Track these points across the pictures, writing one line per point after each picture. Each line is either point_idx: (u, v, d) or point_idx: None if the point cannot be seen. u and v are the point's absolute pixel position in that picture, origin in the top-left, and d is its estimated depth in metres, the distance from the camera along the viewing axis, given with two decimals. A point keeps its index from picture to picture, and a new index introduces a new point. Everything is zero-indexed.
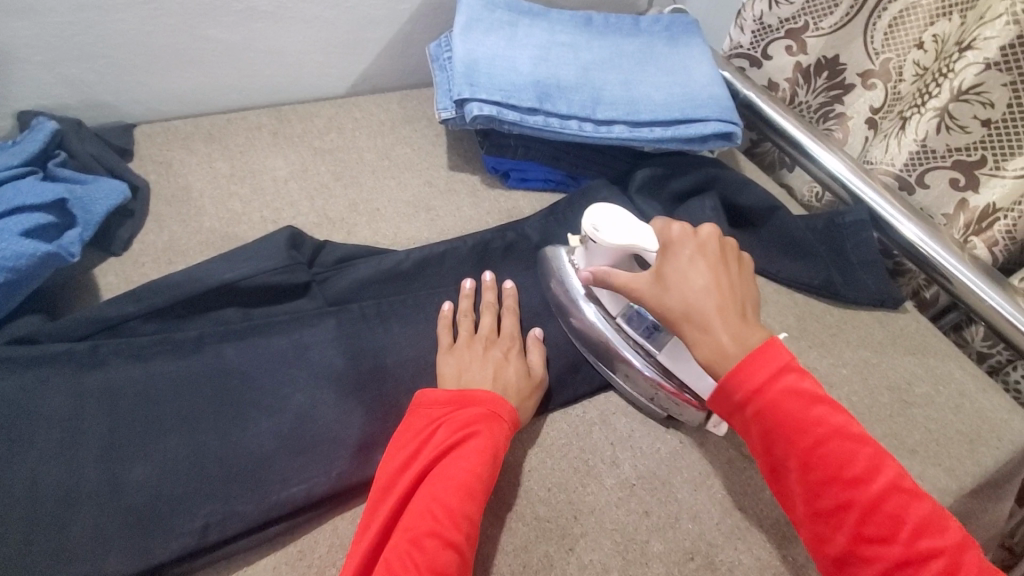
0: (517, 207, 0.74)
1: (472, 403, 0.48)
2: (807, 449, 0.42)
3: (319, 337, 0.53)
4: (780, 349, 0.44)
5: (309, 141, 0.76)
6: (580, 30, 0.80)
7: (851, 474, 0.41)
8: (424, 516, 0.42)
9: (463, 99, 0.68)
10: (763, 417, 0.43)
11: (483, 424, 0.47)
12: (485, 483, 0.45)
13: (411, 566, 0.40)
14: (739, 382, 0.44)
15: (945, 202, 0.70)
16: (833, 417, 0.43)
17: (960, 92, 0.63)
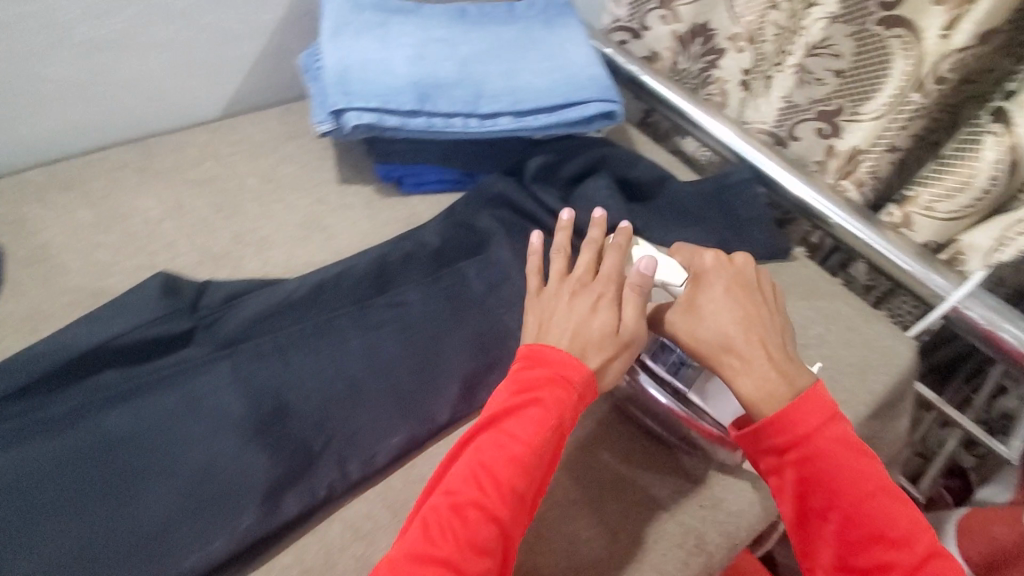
0: (415, 214, 0.72)
1: (545, 366, 0.49)
2: (852, 503, 0.46)
3: (215, 383, 0.51)
4: (826, 400, 0.48)
5: (182, 173, 0.71)
6: (455, 23, 0.78)
7: (893, 536, 0.45)
8: (469, 482, 0.45)
9: (339, 109, 0.66)
10: (808, 464, 0.47)
11: (547, 393, 0.48)
12: (550, 451, 0.47)
13: (450, 531, 0.43)
14: (789, 429, 0.47)
15: (816, 150, 0.75)
16: (877, 476, 0.47)
17: (812, 47, 0.68)
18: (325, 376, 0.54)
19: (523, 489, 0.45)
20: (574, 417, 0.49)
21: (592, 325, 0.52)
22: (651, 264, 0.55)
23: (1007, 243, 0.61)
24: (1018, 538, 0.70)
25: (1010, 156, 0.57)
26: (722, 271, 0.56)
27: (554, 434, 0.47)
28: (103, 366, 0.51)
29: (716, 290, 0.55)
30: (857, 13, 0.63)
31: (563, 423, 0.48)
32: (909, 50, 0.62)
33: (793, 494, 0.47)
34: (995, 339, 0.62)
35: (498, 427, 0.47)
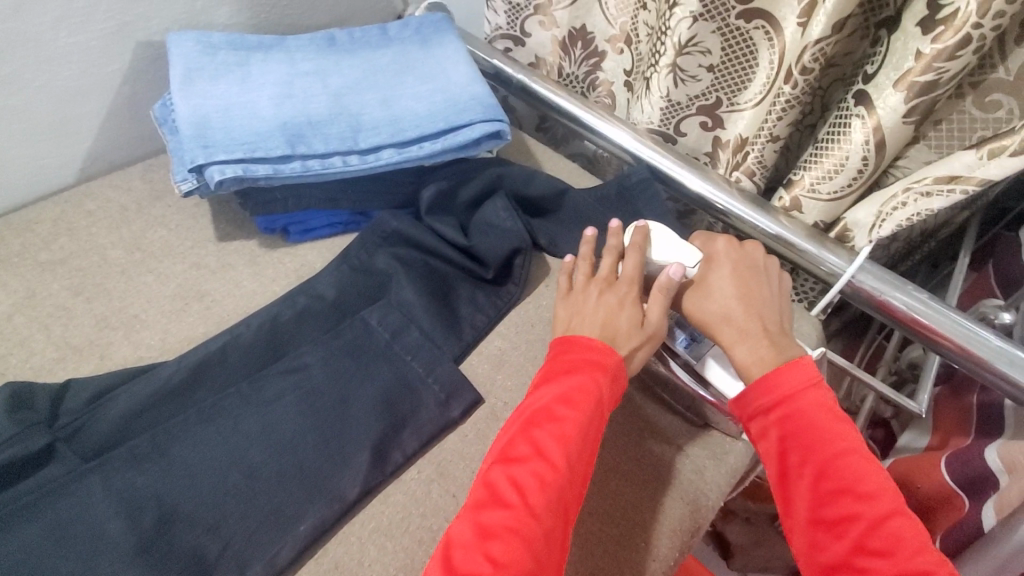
0: (307, 263, 0.67)
1: (579, 350, 0.52)
2: (826, 457, 0.47)
3: (81, 506, 0.46)
4: (809, 368, 0.51)
5: (32, 256, 0.63)
6: (324, 53, 0.74)
7: (862, 488, 0.45)
8: (527, 449, 0.46)
9: (199, 165, 0.60)
10: (788, 420, 0.49)
11: (588, 370, 0.50)
12: (597, 425, 0.48)
13: (513, 493, 0.44)
14: (770, 390, 0.50)
15: (703, 141, 0.78)
16: (854, 437, 0.48)
17: (682, 46, 0.68)
18: (212, 464, 0.49)
19: (577, 461, 0.46)
20: (610, 401, 0.50)
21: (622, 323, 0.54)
22: (682, 270, 0.55)
23: (887, 217, 0.64)
24: (936, 488, 0.73)
25: (877, 138, 0.60)
26: (728, 253, 0.59)
27: (600, 408, 0.49)
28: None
29: (726, 273, 0.57)
30: (718, 9, 0.65)
31: (606, 399, 0.50)
32: (772, 41, 0.64)
33: (775, 450, 0.49)
34: (887, 307, 0.65)
35: (542, 408, 0.49)
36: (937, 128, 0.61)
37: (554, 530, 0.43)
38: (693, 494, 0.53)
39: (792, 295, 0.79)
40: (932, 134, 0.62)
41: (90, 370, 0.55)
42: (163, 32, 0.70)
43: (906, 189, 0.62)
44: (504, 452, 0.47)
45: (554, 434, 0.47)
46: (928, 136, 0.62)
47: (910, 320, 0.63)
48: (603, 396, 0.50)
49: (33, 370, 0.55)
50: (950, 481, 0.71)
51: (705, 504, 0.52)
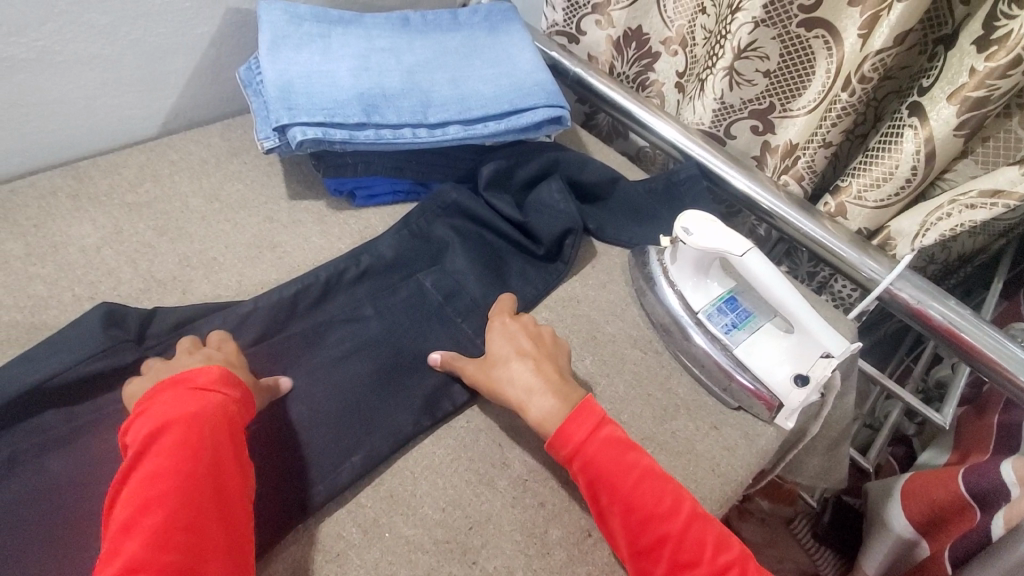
0: (370, 227, 0.71)
1: (170, 390, 0.47)
2: (627, 492, 0.48)
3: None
4: (594, 408, 0.51)
5: (120, 196, 0.68)
6: (398, 32, 0.78)
7: (662, 509, 0.47)
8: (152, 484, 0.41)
9: (283, 125, 0.64)
10: (589, 467, 0.49)
11: (173, 407, 0.45)
12: (227, 440, 0.45)
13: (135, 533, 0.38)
14: (565, 439, 0.50)
15: (752, 146, 0.80)
16: (644, 460, 0.50)
17: (740, 50, 0.72)
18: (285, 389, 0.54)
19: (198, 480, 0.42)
20: (220, 419, 0.46)
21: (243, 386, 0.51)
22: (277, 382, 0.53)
23: (929, 228, 0.66)
24: (951, 495, 0.74)
25: (928, 148, 0.62)
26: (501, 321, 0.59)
27: (218, 429, 0.45)
28: (46, 413, 0.50)
29: (501, 334, 0.57)
30: (780, 16, 0.67)
31: (231, 409, 0.47)
32: (831, 50, 0.67)
33: (585, 494, 0.49)
34: (924, 316, 0.66)
35: (156, 453, 0.42)
36: (984, 145, 0.63)
37: (220, 558, 0.40)
38: (724, 468, 0.55)
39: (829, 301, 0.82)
40: (979, 150, 0.64)
41: (170, 303, 0.60)
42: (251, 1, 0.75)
43: (951, 201, 0.64)
44: (128, 518, 0.39)
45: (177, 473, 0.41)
46: (975, 152, 0.64)
47: (946, 330, 0.65)
48: (226, 409, 0.47)
49: (122, 297, 0.60)
50: (962, 490, 0.73)
51: (734, 479, 0.55)
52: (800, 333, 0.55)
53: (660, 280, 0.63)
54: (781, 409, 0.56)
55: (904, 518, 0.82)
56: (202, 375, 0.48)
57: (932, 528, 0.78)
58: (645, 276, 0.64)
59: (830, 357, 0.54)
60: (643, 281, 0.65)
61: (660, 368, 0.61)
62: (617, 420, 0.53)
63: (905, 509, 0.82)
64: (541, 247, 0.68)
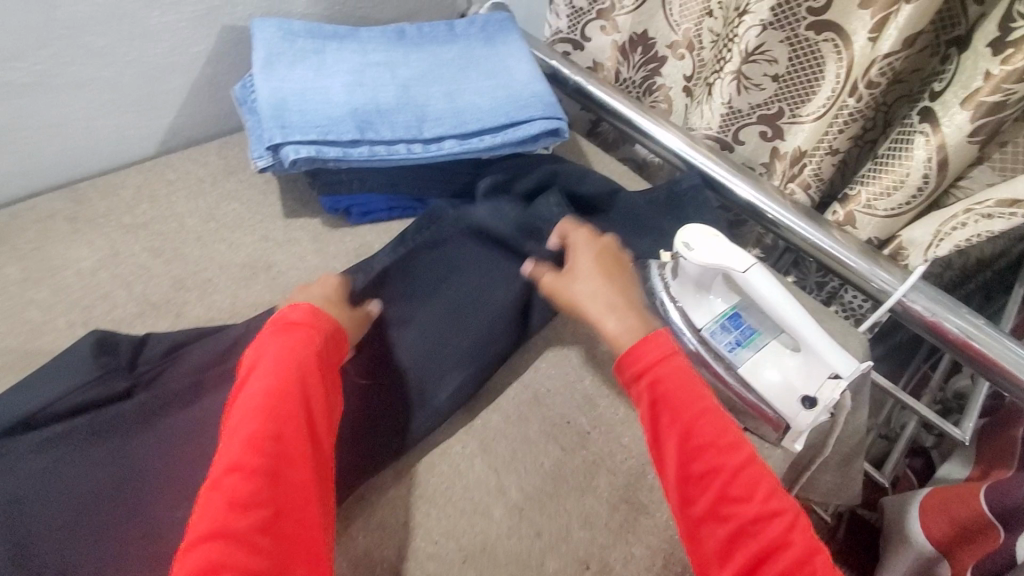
0: (366, 244, 0.70)
1: (270, 328, 0.52)
2: (690, 417, 0.48)
3: (169, 432, 0.52)
4: (666, 338, 0.51)
5: (117, 218, 0.68)
6: (393, 46, 0.77)
7: (722, 441, 0.46)
8: (258, 399, 0.47)
9: (276, 144, 0.64)
10: (656, 388, 0.49)
11: (279, 336, 0.51)
12: (313, 376, 0.50)
13: (242, 439, 0.45)
14: (632, 362, 0.50)
15: (761, 152, 0.78)
16: (708, 397, 0.49)
17: (748, 54, 0.70)
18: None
19: (295, 401, 0.47)
20: (317, 348, 0.51)
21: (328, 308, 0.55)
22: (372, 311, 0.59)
23: (944, 238, 0.64)
24: (971, 513, 0.72)
25: (940, 156, 0.59)
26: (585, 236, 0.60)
27: (306, 366, 0.50)
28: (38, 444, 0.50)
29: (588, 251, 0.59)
30: (789, 18, 0.66)
31: (319, 348, 0.51)
32: (840, 53, 0.64)
33: (646, 415, 0.49)
34: (938, 329, 0.64)
35: (263, 372, 0.49)
36: (1001, 150, 0.61)
37: (300, 482, 0.45)
38: None
39: (839, 311, 0.79)
40: (996, 156, 0.61)
41: (164, 327, 0.60)
42: (247, 18, 0.75)
43: (966, 210, 0.61)
44: (228, 442, 0.45)
45: (269, 405, 0.47)
46: (991, 157, 0.61)
47: (961, 343, 0.63)
48: (321, 338, 0.52)
49: (115, 322, 0.60)
50: (983, 508, 0.70)
51: None
52: (807, 351, 0.53)
53: (660, 294, 0.60)
54: (787, 431, 0.54)
55: (923, 535, 0.80)
56: (295, 311, 0.53)
57: (951, 548, 0.75)
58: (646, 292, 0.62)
59: (839, 379, 0.52)
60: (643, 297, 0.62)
61: None
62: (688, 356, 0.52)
63: (924, 527, 0.79)
64: (549, 254, 0.65)
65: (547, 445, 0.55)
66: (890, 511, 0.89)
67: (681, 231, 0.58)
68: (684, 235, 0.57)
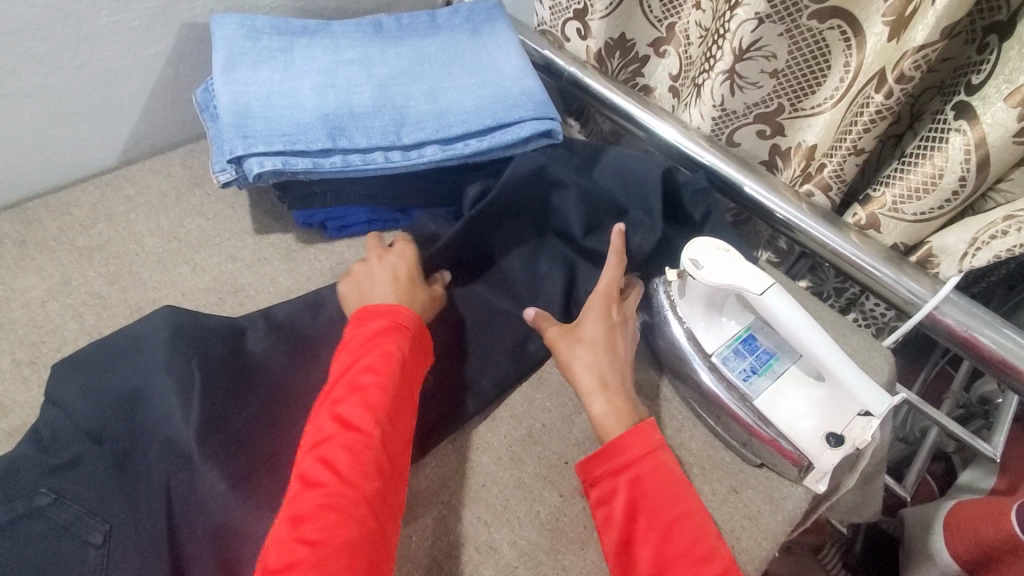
0: (344, 261, 0.65)
1: (374, 314, 0.50)
2: (668, 521, 0.44)
3: (123, 499, 0.44)
4: (656, 430, 0.48)
5: (70, 240, 0.62)
6: (370, 40, 0.70)
7: (700, 551, 0.42)
8: (360, 387, 0.46)
9: (238, 156, 0.58)
10: (637, 484, 0.45)
11: (391, 327, 0.49)
12: (411, 368, 0.49)
13: (350, 422, 0.44)
14: (620, 451, 0.46)
15: (761, 150, 0.72)
16: (692, 501, 0.45)
17: (741, 52, 0.63)
18: (254, 451, 0.47)
19: (396, 405, 0.46)
20: (416, 352, 0.50)
21: (400, 287, 0.54)
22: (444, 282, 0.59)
23: (982, 246, 0.57)
24: (1006, 536, 0.65)
25: (980, 155, 0.53)
26: (604, 291, 0.55)
27: (408, 358, 0.49)
28: None
29: (599, 314, 0.53)
30: (788, 10, 0.59)
31: (418, 342, 0.51)
32: (849, 42, 0.59)
33: (623, 512, 0.45)
34: (972, 344, 0.58)
35: (371, 357, 0.47)
36: None
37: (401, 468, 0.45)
38: (746, 542, 0.48)
39: (859, 320, 0.73)
40: None
41: None
42: (208, 13, 0.68)
43: (1007, 217, 0.55)
44: (340, 414, 0.45)
45: (382, 388, 0.46)
46: None
47: (998, 360, 0.57)
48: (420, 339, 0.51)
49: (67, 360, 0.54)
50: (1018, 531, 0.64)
51: (758, 555, 0.47)
52: (831, 384, 0.47)
53: (666, 313, 0.55)
54: (810, 471, 0.48)
55: (947, 553, 0.73)
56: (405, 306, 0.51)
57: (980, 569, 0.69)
58: (651, 315, 0.56)
59: (870, 417, 0.46)
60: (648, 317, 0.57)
61: (669, 420, 0.54)
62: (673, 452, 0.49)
63: (947, 544, 0.74)
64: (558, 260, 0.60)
65: (544, 491, 0.50)
66: (911, 524, 0.84)
67: (689, 242, 0.52)
68: (693, 253, 0.51)
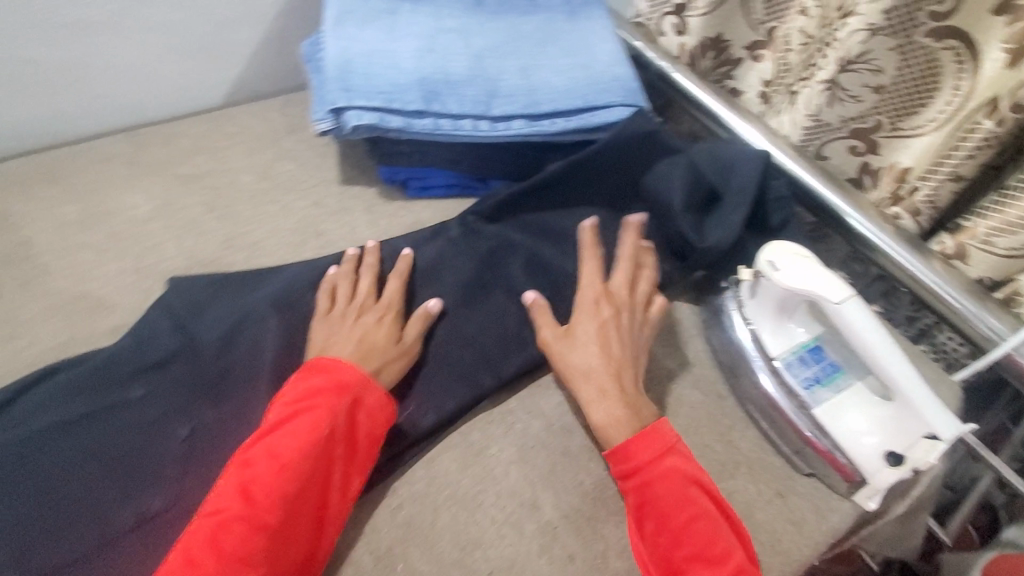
0: (419, 221, 0.67)
1: (318, 374, 0.47)
2: (676, 524, 0.45)
3: (211, 404, 0.48)
4: (666, 432, 0.48)
5: (174, 167, 0.67)
6: (472, 12, 0.72)
7: (711, 552, 0.43)
8: (270, 457, 0.43)
9: (338, 107, 0.61)
10: (643, 491, 0.46)
11: (327, 393, 0.46)
12: (342, 439, 0.45)
13: (257, 495, 0.42)
14: (628, 456, 0.47)
15: (850, 167, 0.70)
16: (703, 502, 0.45)
17: (847, 62, 0.62)
18: None
19: (309, 483, 0.43)
20: (351, 422, 0.46)
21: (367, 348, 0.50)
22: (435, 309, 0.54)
23: None
24: None
25: None
26: (595, 290, 0.56)
27: (341, 430, 0.45)
28: (104, 377, 0.48)
29: (591, 320, 0.53)
30: (903, 24, 0.58)
31: (360, 411, 0.47)
32: (963, 65, 0.56)
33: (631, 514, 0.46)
34: None
35: (295, 425, 0.44)
36: None
37: (298, 559, 0.42)
38: (786, 545, 0.48)
39: (929, 352, 0.70)
40: None
41: None
42: None
43: None
44: (242, 485, 0.42)
45: (288, 465, 0.43)
46: None
47: None
48: (368, 408, 0.47)
49: (162, 274, 0.58)
50: None
51: (798, 559, 0.47)
52: (899, 404, 0.47)
53: (733, 314, 0.56)
54: (862, 488, 0.48)
55: None
56: (347, 368, 0.47)
57: None
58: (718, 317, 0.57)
59: (936, 440, 0.45)
60: (714, 316, 0.58)
61: (721, 417, 0.54)
62: (687, 452, 0.49)
63: None
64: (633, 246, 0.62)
65: (590, 462, 0.51)
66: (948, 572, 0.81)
67: (767, 245, 0.52)
68: (769, 255, 0.51)
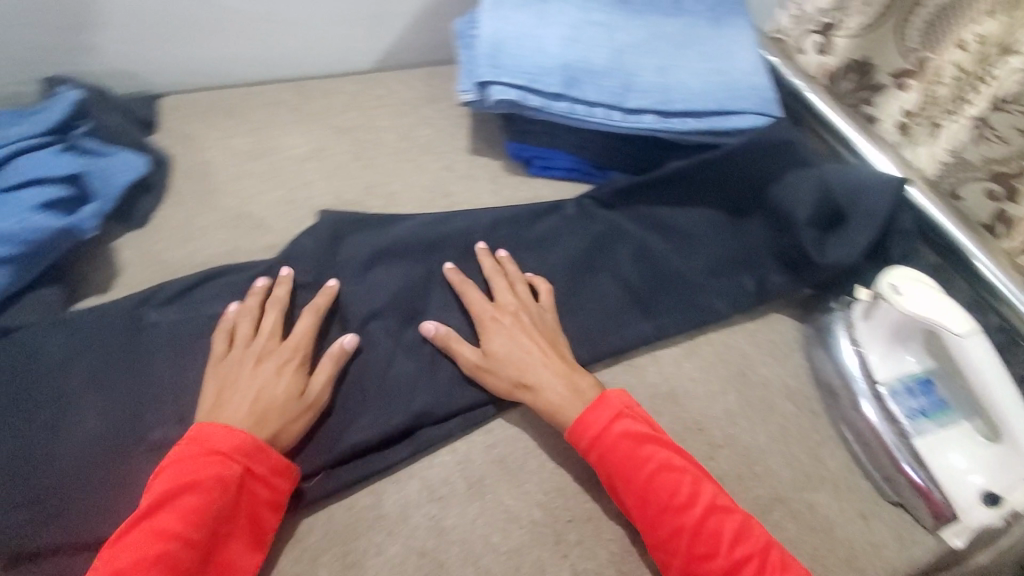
0: (537, 197, 0.71)
1: (196, 446, 0.44)
2: (640, 484, 0.46)
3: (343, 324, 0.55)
4: (613, 397, 0.50)
5: (330, 118, 0.75)
6: (615, 7, 0.73)
7: (679, 500, 0.45)
8: (152, 543, 0.40)
9: (485, 82, 0.66)
10: (604, 460, 0.48)
11: (212, 467, 0.43)
12: (228, 515, 0.43)
13: None
14: (582, 430, 0.48)
15: (982, 211, 0.68)
16: (662, 453, 0.47)
17: (1001, 102, 0.60)
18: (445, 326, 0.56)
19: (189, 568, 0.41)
20: (240, 494, 0.44)
21: (263, 406, 0.47)
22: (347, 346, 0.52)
23: None
24: None
25: None
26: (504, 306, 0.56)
27: (227, 507, 0.43)
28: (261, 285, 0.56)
29: (501, 331, 0.54)
30: None
31: (250, 484, 0.45)
32: None
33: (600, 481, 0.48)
34: None
35: (172, 507, 0.42)
36: None
37: None
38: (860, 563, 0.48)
39: None
40: None
41: None
42: None
43: None
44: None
45: (167, 551, 0.40)
46: None
47: None
48: (255, 477, 0.45)
49: (311, 207, 0.66)
50: None
51: None
52: (1007, 445, 0.47)
53: (840, 333, 0.56)
54: (952, 524, 0.48)
55: None
56: (222, 437, 0.45)
57: None
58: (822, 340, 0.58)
59: None
60: (816, 337, 0.59)
61: (812, 432, 0.54)
62: (640, 412, 0.50)
63: None
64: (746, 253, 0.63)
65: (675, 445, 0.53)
66: None
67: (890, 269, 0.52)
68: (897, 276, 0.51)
